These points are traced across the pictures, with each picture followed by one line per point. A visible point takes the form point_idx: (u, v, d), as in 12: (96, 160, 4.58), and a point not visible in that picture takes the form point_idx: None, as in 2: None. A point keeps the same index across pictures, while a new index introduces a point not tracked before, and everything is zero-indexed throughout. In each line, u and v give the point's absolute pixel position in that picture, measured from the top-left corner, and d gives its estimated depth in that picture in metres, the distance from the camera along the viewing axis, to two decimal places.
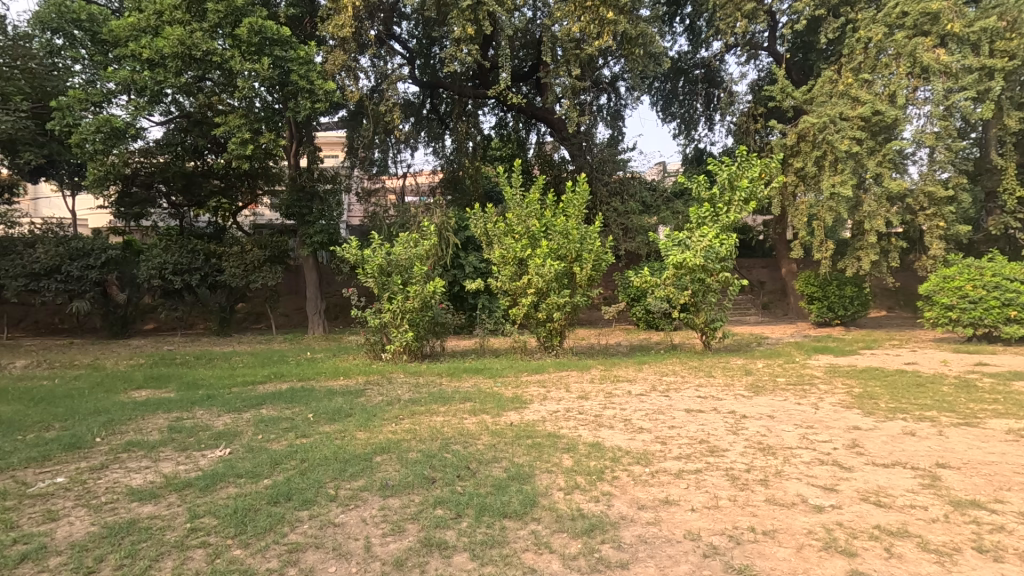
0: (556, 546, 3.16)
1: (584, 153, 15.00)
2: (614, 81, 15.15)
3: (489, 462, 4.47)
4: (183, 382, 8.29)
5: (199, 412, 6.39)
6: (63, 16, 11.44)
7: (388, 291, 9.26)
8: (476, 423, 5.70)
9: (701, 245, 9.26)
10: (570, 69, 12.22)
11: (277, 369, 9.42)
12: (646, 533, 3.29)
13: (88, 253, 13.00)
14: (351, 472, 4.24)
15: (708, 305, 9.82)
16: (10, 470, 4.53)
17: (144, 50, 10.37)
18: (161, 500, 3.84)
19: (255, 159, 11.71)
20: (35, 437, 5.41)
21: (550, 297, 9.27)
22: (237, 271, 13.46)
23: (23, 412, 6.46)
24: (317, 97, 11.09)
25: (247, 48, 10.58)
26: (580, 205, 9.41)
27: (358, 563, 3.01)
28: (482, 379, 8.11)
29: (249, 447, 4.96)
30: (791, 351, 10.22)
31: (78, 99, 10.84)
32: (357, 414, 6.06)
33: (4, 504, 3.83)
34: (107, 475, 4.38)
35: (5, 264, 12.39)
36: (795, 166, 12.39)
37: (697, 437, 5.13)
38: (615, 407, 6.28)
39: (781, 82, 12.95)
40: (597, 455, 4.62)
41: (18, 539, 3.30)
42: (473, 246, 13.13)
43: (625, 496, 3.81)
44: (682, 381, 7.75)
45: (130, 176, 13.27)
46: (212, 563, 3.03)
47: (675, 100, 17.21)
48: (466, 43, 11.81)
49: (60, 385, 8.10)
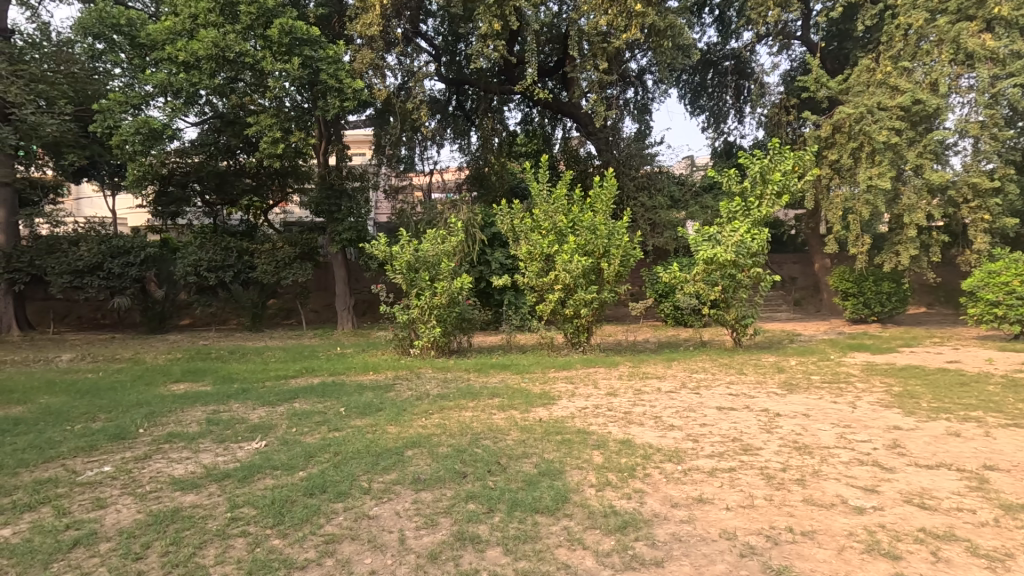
0: (590, 543, 3.15)
1: (611, 148, 14.85)
2: (641, 74, 14.97)
3: (520, 457, 4.48)
4: (218, 375, 8.54)
5: (235, 405, 6.57)
6: (104, 22, 11.78)
7: (415, 287, 9.35)
8: (504, 418, 5.72)
9: (732, 240, 9.10)
10: (596, 63, 12.12)
11: (308, 363, 9.60)
12: (680, 531, 3.26)
13: (128, 251, 13.48)
14: (383, 466, 4.31)
15: (739, 301, 9.63)
16: (60, 458, 4.73)
17: (180, 52, 10.62)
18: (202, 490, 3.96)
19: (286, 157, 11.95)
20: (82, 428, 5.63)
21: (577, 294, 9.23)
22: (268, 268, 13.76)
23: (70, 403, 6.74)
24: (346, 96, 11.30)
25: (278, 48, 10.80)
26: (608, 200, 9.33)
27: (393, 556, 3.05)
28: (509, 376, 8.11)
29: (284, 440, 5.07)
30: (825, 348, 9.98)
31: (118, 102, 11.18)
32: (388, 408, 6.15)
33: (55, 491, 4.00)
34: (151, 464, 4.54)
35: (51, 262, 12.91)
36: (830, 159, 12.01)
37: (730, 435, 5.05)
38: (645, 405, 6.21)
39: (816, 72, 12.57)
40: (628, 452, 4.58)
41: (71, 525, 3.44)
42: (499, 242, 13.11)
43: (658, 494, 3.77)
44: (713, 379, 7.62)
45: (167, 176, 13.65)
46: (252, 552, 3.10)
47: (703, 93, 16.91)
48: (493, 39, 11.83)
49: (103, 378, 8.40)
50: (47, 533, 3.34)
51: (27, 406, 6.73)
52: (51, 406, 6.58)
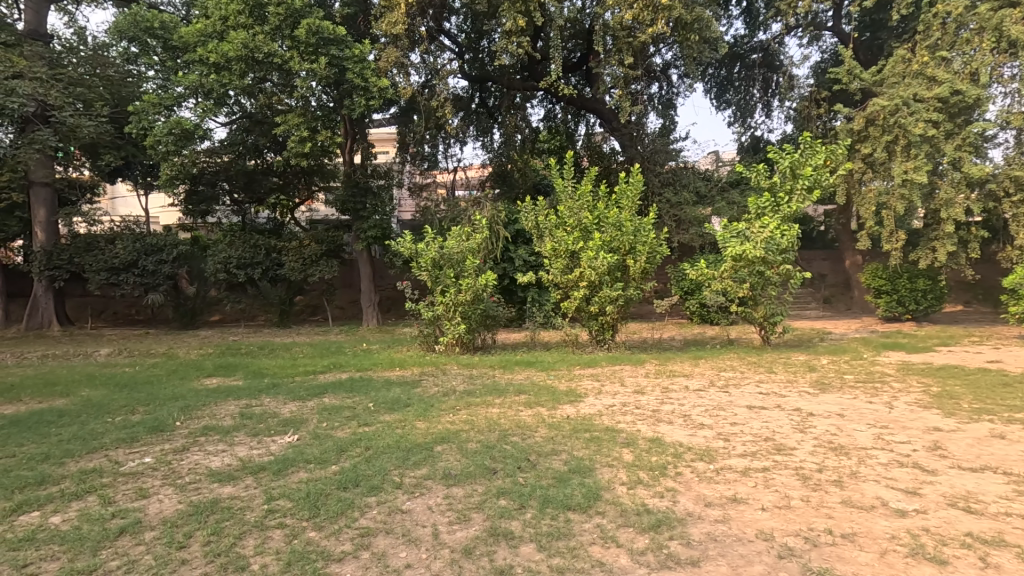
0: (623, 541, 3.13)
1: (636, 144, 14.68)
2: (666, 68, 14.79)
3: (549, 454, 4.48)
4: (249, 371, 8.71)
5: (266, 399, 6.71)
6: (138, 26, 12.06)
7: (440, 284, 9.38)
8: (532, 415, 5.73)
9: (761, 236, 8.91)
10: (622, 58, 12.01)
11: (336, 359, 9.73)
12: (715, 531, 3.22)
13: (161, 249, 13.83)
14: (413, 461, 4.35)
15: (768, 298, 9.45)
16: (103, 449, 4.88)
17: (211, 54, 10.85)
18: (239, 482, 4.06)
19: (312, 156, 12.11)
20: (122, 420, 5.81)
21: (602, 291, 9.18)
22: (296, 265, 13.99)
23: (110, 396, 6.97)
24: (372, 95, 11.45)
25: (305, 48, 10.94)
26: (633, 196, 9.25)
27: (427, 550, 3.08)
28: (534, 373, 8.10)
29: (316, 434, 5.15)
30: (858, 347, 9.74)
31: (152, 103, 11.46)
32: (415, 404, 6.21)
33: (100, 481, 4.14)
34: (189, 456, 4.67)
35: (89, 259, 13.34)
36: (863, 152, 11.58)
37: (762, 434, 4.97)
38: (673, 403, 6.14)
39: (848, 64, 12.16)
40: (658, 451, 4.54)
41: (116, 513, 3.56)
42: (523, 239, 13.12)
43: (690, 493, 3.73)
44: (742, 377, 7.51)
45: (197, 175, 13.94)
46: (290, 543, 3.16)
47: (730, 87, 16.63)
48: (518, 36, 11.77)
49: (140, 372, 8.66)
50: (95, 521, 3.46)
51: (69, 399, 6.95)
52: (92, 399, 6.80)
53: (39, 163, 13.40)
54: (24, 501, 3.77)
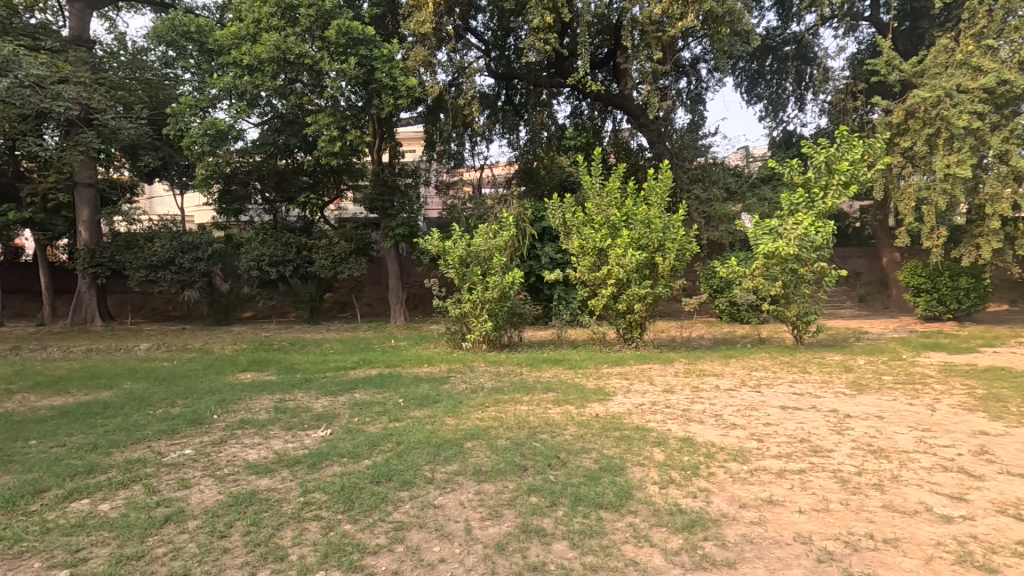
0: (657, 540, 3.11)
1: (664, 140, 14.47)
2: (695, 63, 14.55)
3: (579, 452, 4.47)
4: (281, 366, 8.91)
5: (299, 394, 6.85)
6: (176, 30, 12.41)
7: (467, 281, 9.41)
8: (560, 413, 5.72)
9: (795, 234, 8.67)
10: (650, 53, 11.81)
11: (365, 355, 9.88)
12: (751, 533, 3.16)
13: (197, 247, 14.21)
14: (444, 457, 4.39)
15: (800, 297, 9.22)
16: (146, 441, 5.06)
17: (245, 57, 11.10)
18: (275, 475, 4.15)
19: (342, 155, 12.31)
20: (163, 413, 6.01)
21: (630, 289, 9.09)
22: (326, 263, 14.23)
23: (150, 389, 7.22)
24: (400, 94, 11.58)
25: (335, 48, 11.10)
26: (662, 193, 9.13)
27: (461, 545, 3.11)
28: (562, 370, 8.08)
29: (348, 429, 5.23)
30: (896, 347, 9.45)
31: (189, 106, 11.79)
32: (444, 400, 6.26)
33: (145, 471, 4.29)
34: (227, 449, 4.80)
35: (129, 257, 13.82)
36: (902, 146, 11.17)
37: (797, 435, 4.86)
38: (704, 403, 6.05)
39: (887, 55, 11.71)
40: (690, 450, 4.48)
41: (160, 502, 3.68)
42: (550, 236, 13.10)
43: (724, 494, 3.67)
44: (774, 377, 7.36)
45: (231, 175, 14.27)
46: (326, 535, 3.23)
47: (761, 80, 16.29)
48: (545, 32, 11.73)
49: (177, 366, 8.94)
50: (141, 509, 3.59)
51: (112, 392, 7.22)
52: (134, 392, 7.04)
53: (83, 164, 13.93)
54: (74, 488, 3.93)
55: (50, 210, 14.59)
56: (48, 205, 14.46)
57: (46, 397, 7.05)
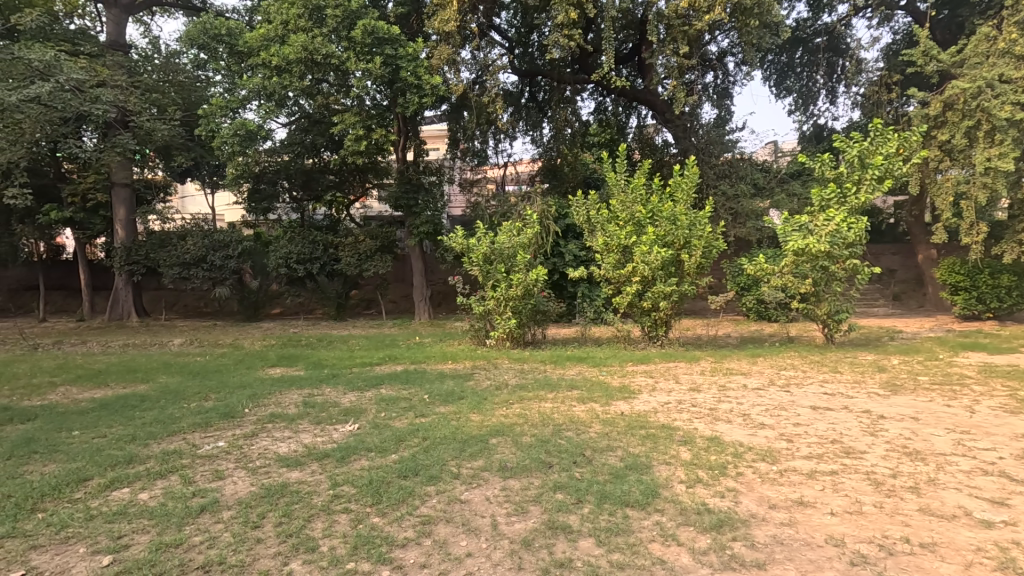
0: (684, 540, 3.08)
1: (689, 135, 14.27)
2: (722, 56, 14.29)
3: (604, 450, 4.45)
4: (310, 362, 9.07)
5: (327, 389, 6.98)
6: (207, 33, 12.68)
7: (491, 279, 9.45)
8: (585, 410, 5.70)
9: (826, 230, 8.48)
10: (676, 47, 11.63)
11: (390, 352, 10.01)
12: (781, 534, 3.11)
13: (227, 245, 14.56)
14: (470, 452, 4.42)
15: (832, 295, 8.99)
16: (181, 433, 5.22)
17: (273, 58, 11.29)
18: (305, 468, 4.24)
19: (367, 154, 12.46)
20: (197, 406, 6.18)
21: (655, 286, 9.01)
22: (352, 260, 14.42)
23: (184, 383, 7.43)
24: (424, 92, 11.68)
25: (361, 48, 11.23)
26: (689, 189, 9.02)
27: (487, 540, 3.13)
28: (586, 368, 8.05)
29: (375, 424, 5.32)
30: (932, 347, 9.16)
31: (220, 107, 12.06)
32: (469, 397, 6.30)
33: (181, 462, 4.43)
34: (259, 442, 4.92)
35: (164, 255, 14.23)
36: (939, 139, 10.80)
37: (828, 436, 4.76)
38: (731, 402, 5.97)
39: (924, 44, 11.32)
40: (717, 450, 4.43)
41: (196, 493, 3.80)
42: (574, 233, 13.08)
43: (753, 494, 3.62)
44: (804, 377, 7.20)
45: (260, 174, 14.56)
46: (356, 528, 3.29)
47: (790, 73, 15.93)
48: (569, 29, 11.64)
49: (210, 361, 9.17)
50: (178, 499, 3.71)
51: (148, 385, 7.47)
52: (169, 386, 7.27)
53: (120, 165, 14.38)
54: (115, 478, 4.08)
55: (89, 210, 15.12)
56: (87, 205, 14.96)
57: (87, 390, 7.33)
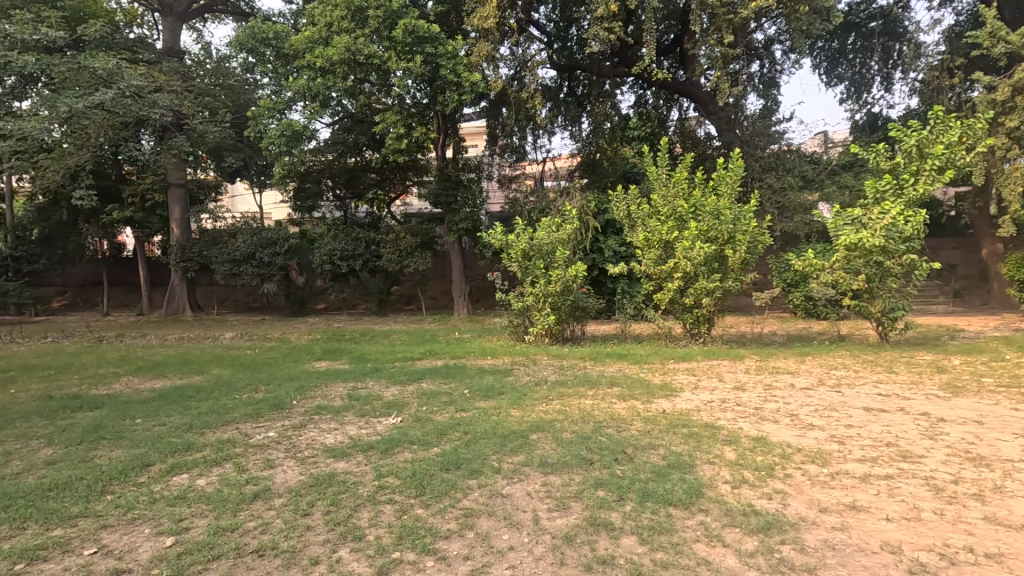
0: (730, 541, 3.02)
1: (733, 127, 13.85)
2: (769, 44, 13.82)
3: (646, 448, 4.40)
4: (353, 356, 9.30)
5: (371, 382, 7.16)
6: (255, 37, 13.08)
7: (530, 275, 9.44)
8: (625, 407, 5.66)
9: (881, 223, 8.07)
10: (720, 36, 11.29)
11: (431, 346, 10.15)
12: (832, 538, 3.01)
13: (275, 242, 15.07)
14: (510, 448, 4.44)
15: (886, 292, 8.59)
16: (234, 423, 5.44)
17: (317, 59, 11.56)
18: (351, 459, 4.37)
19: (408, 151, 12.64)
20: (249, 397, 6.44)
21: (698, 283, 8.80)
22: (393, 257, 14.68)
23: (237, 375, 7.75)
24: (464, 89, 11.76)
25: (402, 47, 11.39)
26: (733, 182, 8.79)
27: (529, 534, 3.15)
28: (627, 365, 7.97)
29: (417, 417, 5.42)
30: (997, 347, 8.64)
31: (268, 109, 12.42)
32: (509, 392, 6.34)
33: (234, 450, 4.63)
34: (307, 432, 5.09)
35: (216, 252, 14.85)
36: (1007, 125, 10.14)
37: (883, 439, 4.57)
38: (779, 401, 5.80)
39: (991, 26, 10.64)
40: (764, 450, 4.32)
41: (249, 480, 3.96)
42: (613, 229, 12.99)
43: (803, 497, 3.52)
44: (856, 377, 6.93)
45: (305, 173, 14.98)
46: (401, 518, 3.36)
47: (842, 60, 15.28)
48: (609, 21, 11.46)
49: (259, 355, 9.53)
50: (233, 485, 3.88)
51: (203, 376, 7.82)
52: (222, 378, 7.59)
53: (175, 166, 15.04)
54: (175, 464, 4.30)
55: (148, 210, 15.92)
56: (145, 205, 15.74)
57: (147, 380, 7.75)
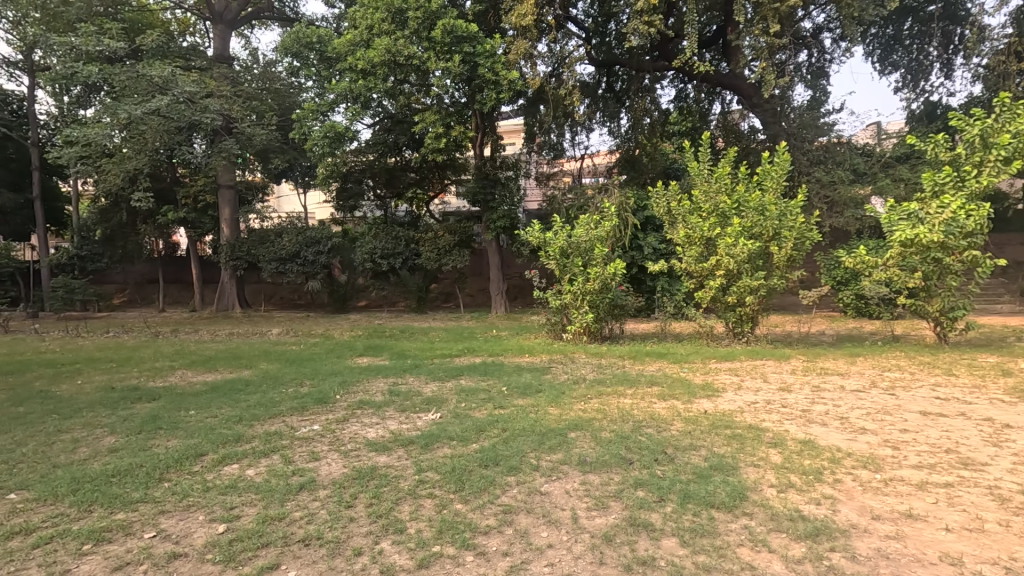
0: (776, 546, 2.94)
1: (779, 120, 13.40)
2: (818, 32, 13.30)
3: (687, 448, 4.32)
4: (394, 352, 9.48)
5: (411, 378, 7.29)
6: (300, 42, 13.46)
7: (568, 273, 9.38)
8: (666, 407, 5.56)
9: (939, 218, 7.64)
10: (766, 26, 10.93)
11: (469, 344, 10.23)
12: (887, 547, 2.88)
13: (319, 241, 15.51)
14: (548, 446, 4.44)
15: (945, 290, 8.16)
16: (281, 416, 5.64)
17: (359, 62, 11.80)
18: (392, 453, 4.46)
19: (447, 150, 12.76)
20: (294, 391, 6.66)
21: (741, 280, 8.56)
22: (432, 255, 14.86)
23: (283, 370, 8.01)
24: (502, 88, 11.80)
25: (441, 48, 11.51)
26: (779, 177, 8.50)
27: (568, 533, 3.14)
28: (666, 364, 7.84)
29: (456, 413, 5.48)
30: None
31: (312, 111, 12.73)
32: (547, 390, 6.34)
33: (282, 442, 4.79)
34: (350, 426, 5.22)
35: (263, 251, 15.38)
36: None
37: (941, 445, 4.35)
38: (827, 404, 5.59)
39: None
40: (811, 454, 4.17)
41: (296, 472, 4.10)
42: (653, 226, 12.81)
43: (854, 503, 3.39)
44: (912, 379, 6.60)
45: (347, 174, 15.33)
46: (441, 512, 3.41)
47: (897, 47, 14.57)
48: (649, 14, 11.26)
49: (304, 350, 9.82)
50: (281, 476, 4.02)
51: (251, 371, 8.13)
52: (269, 372, 7.86)
53: (225, 168, 15.62)
54: (226, 454, 4.49)
55: (200, 210, 16.63)
56: (198, 206, 16.42)
57: (200, 374, 8.10)
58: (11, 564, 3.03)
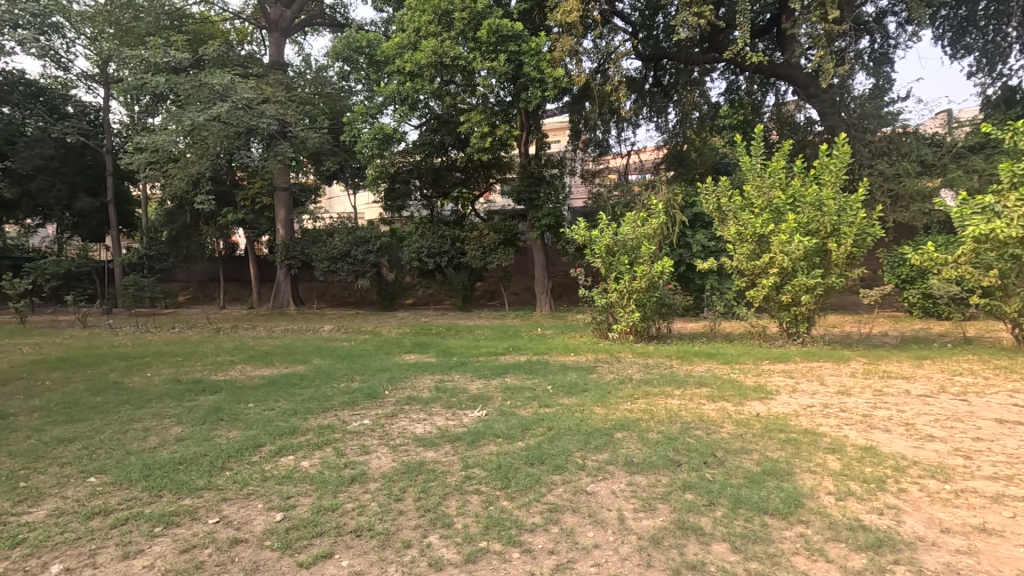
0: (834, 556, 2.82)
1: (838, 110, 12.77)
2: (881, 17, 12.61)
3: (738, 452, 4.19)
4: (440, 349, 9.63)
5: (457, 375, 7.39)
6: (350, 46, 13.84)
7: (614, 271, 9.24)
8: (716, 409, 5.40)
9: (1019, 212, 7.04)
10: (824, 12, 10.45)
11: (514, 342, 10.26)
12: (957, 563, 2.72)
13: (368, 241, 15.89)
14: (595, 445, 4.41)
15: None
16: (333, 410, 5.83)
17: (406, 64, 12.04)
18: (440, 449, 4.53)
19: (492, 149, 12.84)
20: (346, 386, 6.88)
21: (796, 279, 8.19)
22: (477, 254, 14.99)
23: (334, 366, 8.26)
24: (547, 86, 11.77)
25: (486, 47, 11.57)
26: (838, 170, 8.15)
27: (615, 533, 3.11)
28: (716, 365, 7.64)
29: (501, 411, 5.53)
30: None
31: (361, 114, 13.06)
32: (593, 389, 6.28)
33: (334, 435, 4.96)
34: (398, 421, 5.34)
35: (316, 250, 15.92)
36: None
37: (1019, 455, 4.06)
38: (891, 409, 5.30)
39: None
40: (873, 461, 3.97)
41: (347, 464, 4.23)
42: (701, 223, 12.52)
43: (920, 514, 3.20)
44: (987, 384, 6.17)
45: (395, 174, 15.66)
46: (487, 508, 3.45)
47: (971, 29, 13.64)
48: (698, 6, 10.95)
49: (353, 347, 10.11)
50: (333, 468, 4.16)
51: (304, 366, 8.43)
52: (321, 368, 8.13)
53: (280, 171, 16.21)
54: (283, 446, 4.68)
55: (257, 211, 17.37)
56: (255, 207, 17.15)
57: (258, 368, 8.49)
58: (92, 542, 3.27)
